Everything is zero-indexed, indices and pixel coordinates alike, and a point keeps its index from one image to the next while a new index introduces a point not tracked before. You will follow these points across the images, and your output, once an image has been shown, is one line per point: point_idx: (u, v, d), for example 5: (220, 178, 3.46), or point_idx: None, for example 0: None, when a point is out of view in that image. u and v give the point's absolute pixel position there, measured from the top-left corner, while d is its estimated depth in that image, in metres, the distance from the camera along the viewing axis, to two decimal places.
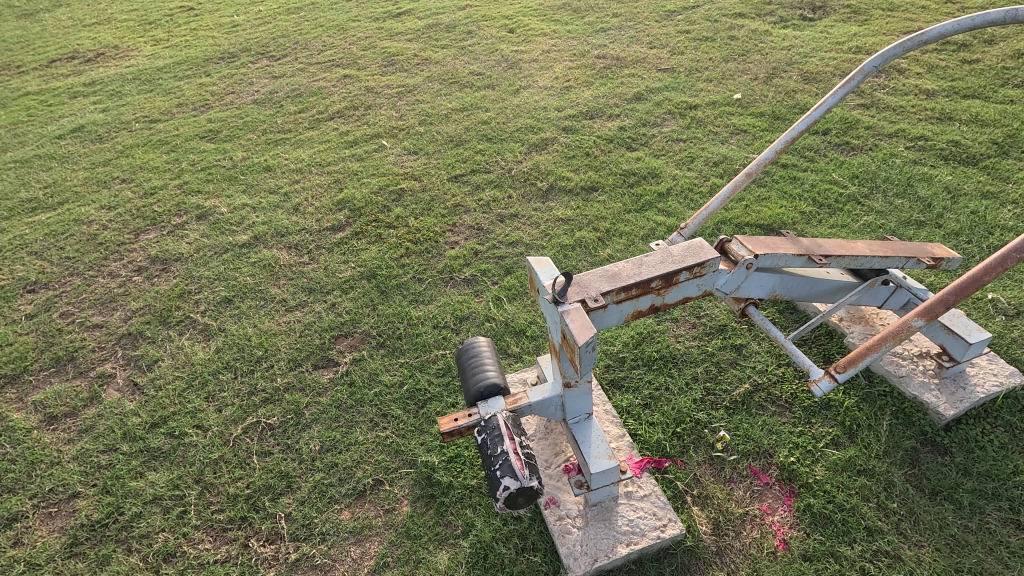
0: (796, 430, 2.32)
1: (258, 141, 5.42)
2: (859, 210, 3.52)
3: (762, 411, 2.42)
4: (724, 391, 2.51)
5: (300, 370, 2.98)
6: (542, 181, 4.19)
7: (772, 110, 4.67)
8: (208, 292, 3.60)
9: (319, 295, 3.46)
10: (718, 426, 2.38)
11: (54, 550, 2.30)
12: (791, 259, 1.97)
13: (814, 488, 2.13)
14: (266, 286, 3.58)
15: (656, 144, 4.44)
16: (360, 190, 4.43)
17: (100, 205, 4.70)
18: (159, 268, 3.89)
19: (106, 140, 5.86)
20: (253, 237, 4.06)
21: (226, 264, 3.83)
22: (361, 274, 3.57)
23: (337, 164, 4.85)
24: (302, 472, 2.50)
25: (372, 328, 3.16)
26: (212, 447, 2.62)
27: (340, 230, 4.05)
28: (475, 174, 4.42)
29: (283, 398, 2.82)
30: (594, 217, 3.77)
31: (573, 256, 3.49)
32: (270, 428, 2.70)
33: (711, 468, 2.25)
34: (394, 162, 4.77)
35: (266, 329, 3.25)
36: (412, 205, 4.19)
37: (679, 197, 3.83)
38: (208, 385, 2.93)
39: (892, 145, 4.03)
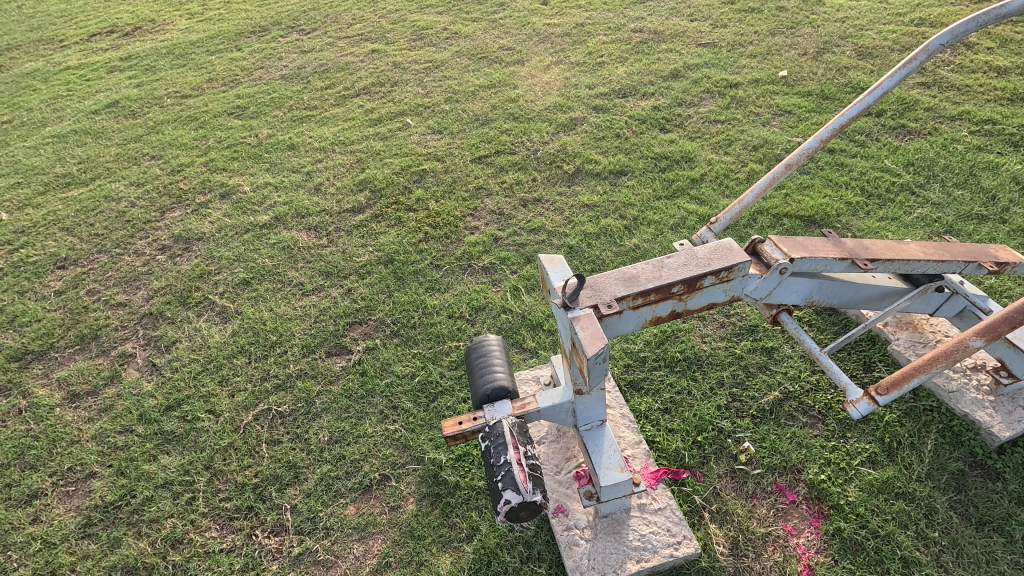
0: (828, 445, 2.15)
1: (283, 119, 5.38)
2: (913, 201, 3.22)
3: (792, 422, 2.26)
4: (751, 398, 2.35)
5: (313, 356, 2.94)
6: (568, 164, 4.01)
7: (821, 89, 4.32)
8: (227, 273, 3.59)
9: (336, 279, 3.41)
10: (743, 436, 2.22)
11: (69, 529, 2.34)
12: (832, 264, 1.77)
13: (846, 510, 1.96)
14: (284, 269, 3.55)
15: (691, 125, 4.18)
16: (382, 170, 4.34)
17: (129, 181, 4.75)
18: (182, 247, 3.91)
19: (139, 115, 5.92)
20: (274, 217, 4.03)
21: (246, 244, 3.81)
22: (378, 259, 3.50)
23: (361, 143, 4.77)
24: (310, 463, 2.48)
25: (387, 316, 3.09)
26: (223, 434, 2.61)
27: (360, 212, 3.98)
28: (498, 155, 4.27)
29: (295, 385, 2.80)
30: (622, 203, 3.57)
31: (597, 245, 3.31)
32: (281, 415, 2.68)
33: (733, 481, 2.10)
34: (418, 142, 4.65)
35: (281, 314, 3.23)
36: (433, 187, 4.08)
37: (713, 183, 3.60)
38: (222, 369, 2.93)
39: (954, 128, 3.68)
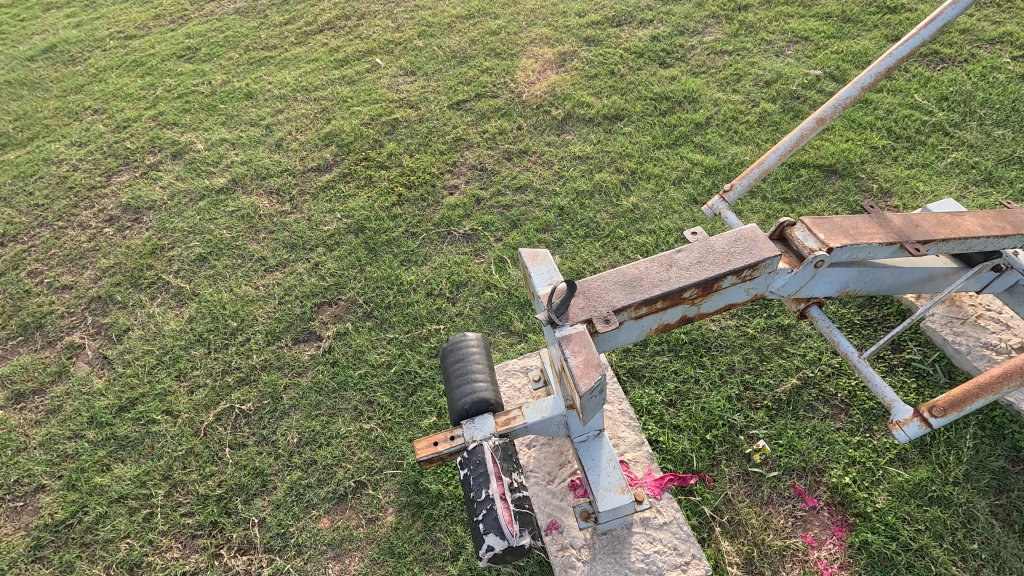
0: (853, 441, 1.92)
1: (239, 61, 4.82)
2: (948, 143, 2.83)
3: (812, 414, 2.01)
4: (766, 386, 2.09)
5: (278, 345, 2.66)
6: (557, 109, 3.56)
7: (842, 9, 3.79)
8: (182, 247, 3.24)
9: (301, 253, 3.07)
10: (757, 433, 1.98)
11: (18, 553, 2.13)
12: (876, 251, 1.44)
13: (873, 520, 1.75)
14: (244, 242, 3.20)
15: (695, 58, 3.70)
16: (350, 121, 3.89)
17: (71, 140, 4.27)
18: (131, 217, 3.52)
19: (79, 60, 5.31)
20: (231, 179, 3.62)
21: (201, 213, 3.43)
22: (347, 227, 3.14)
23: (325, 88, 4.26)
24: (278, 470, 2.25)
25: (358, 295, 2.78)
26: (182, 439, 2.37)
27: (326, 171, 3.57)
28: (479, 100, 3.80)
29: (259, 379, 2.54)
30: (617, 154, 3.16)
31: (591, 204, 2.94)
32: (245, 415, 2.43)
33: (745, 486, 1.88)
34: (388, 85, 4.15)
35: (242, 294, 2.91)
36: (407, 139, 3.65)
37: (720, 127, 3.17)
38: (179, 362, 2.65)
39: (994, 54, 3.23)
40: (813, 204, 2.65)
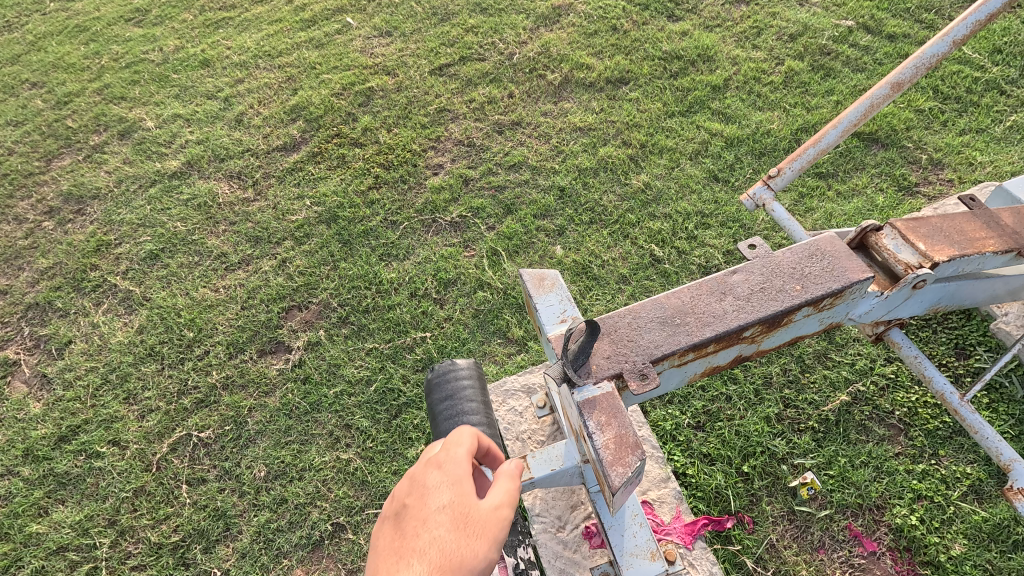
0: (916, 470, 1.62)
1: (194, 24, 4.30)
2: (1005, 103, 2.45)
3: (865, 436, 1.71)
4: (810, 403, 1.78)
5: (241, 358, 2.31)
6: (553, 72, 3.13)
7: None
8: (131, 243, 2.85)
9: (267, 247, 2.69)
10: (802, 462, 1.68)
11: None
12: (987, 261, 1.10)
13: (946, 570, 1.47)
14: (201, 235, 2.81)
15: (708, 9, 3.26)
16: (319, 91, 3.44)
17: (5, 119, 3.79)
18: (73, 208, 3.10)
19: (15, 27, 4.75)
20: (185, 162, 3.19)
21: (152, 202, 3.02)
22: (318, 216, 2.76)
23: (290, 53, 3.79)
24: (243, 510, 1.94)
25: (332, 297, 2.43)
26: (130, 475, 2.05)
27: (293, 149, 3.16)
28: (464, 63, 3.36)
29: (220, 400, 2.20)
30: (624, 124, 2.77)
31: (595, 183, 2.56)
32: (204, 444, 2.11)
33: (792, 528, 1.59)
34: (361, 49, 3.68)
35: (200, 298, 2.54)
36: (383, 110, 3.22)
37: (741, 90, 2.77)
38: (127, 381, 2.30)
39: None
40: (853, 180, 2.29)
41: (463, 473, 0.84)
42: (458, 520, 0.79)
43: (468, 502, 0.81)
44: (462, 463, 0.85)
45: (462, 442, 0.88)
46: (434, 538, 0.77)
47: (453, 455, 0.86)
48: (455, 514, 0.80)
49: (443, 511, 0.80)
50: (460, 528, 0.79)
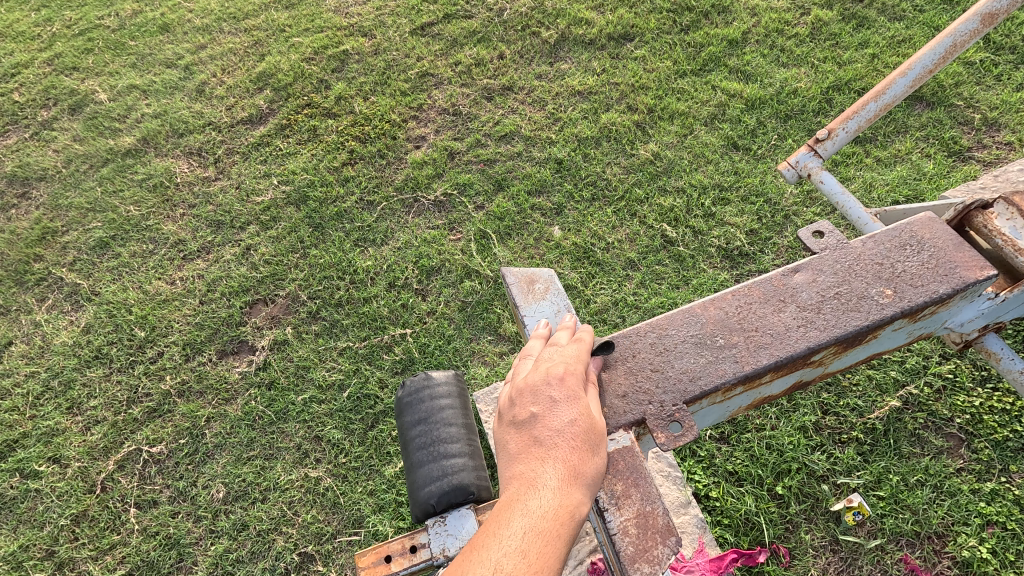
0: (983, 491, 1.36)
1: None
2: None
3: (921, 449, 1.45)
4: (853, 410, 1.51)
5: (199, 360, 2.04)
6: (549, 29, 2.79)
7: None
8: (80, 230, 2.56)
9: (229, 233, 2.40)
10: (847, 481, 1.42)
11: None
12: None
13: None
14: (157, 220, 2.52)
15: None
16: (289, 56, 3.10)
17: None
18: (18, 192, 2.80)
19: None
20: (141, 138, 2.88)
21: (104, 184, 2.72)
22: (286, 197, 2.46)
23: (258, 15, 3.43)
24: (199, 538, 1.70)
25: (301, 289, 2.15)
26: (72, 497, 1.80)
27: (260, 122, 2.84)
28: (449, 22, 3.01)
29: (175, 409, 1.94)
30: (629, 86, 2.44)
31: (597, 154, 2.25)
32: (156, 460, 1.85)
33: (836, 563, 1.34)
34: (336, 8, 3.32)
35: (154, 292, 2.27)
36: (360, 76, 2.89)
37: (761, 45, 2.44)
38: (72, 388, 2.05)
39: None
40: (894, 145, 1.98)
41: (565, 451, 0.68)
42: (569, 500, 0.65)
43: (575, 485, 0.66)
44: (563, 444, 0.68)
45: (562, 417, 0.71)
46: (543, 512, 0.63)
47: (551, 431, 0.70)
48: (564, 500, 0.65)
49: (549, 488, 0.65)
50: (569, 512, 0.65)
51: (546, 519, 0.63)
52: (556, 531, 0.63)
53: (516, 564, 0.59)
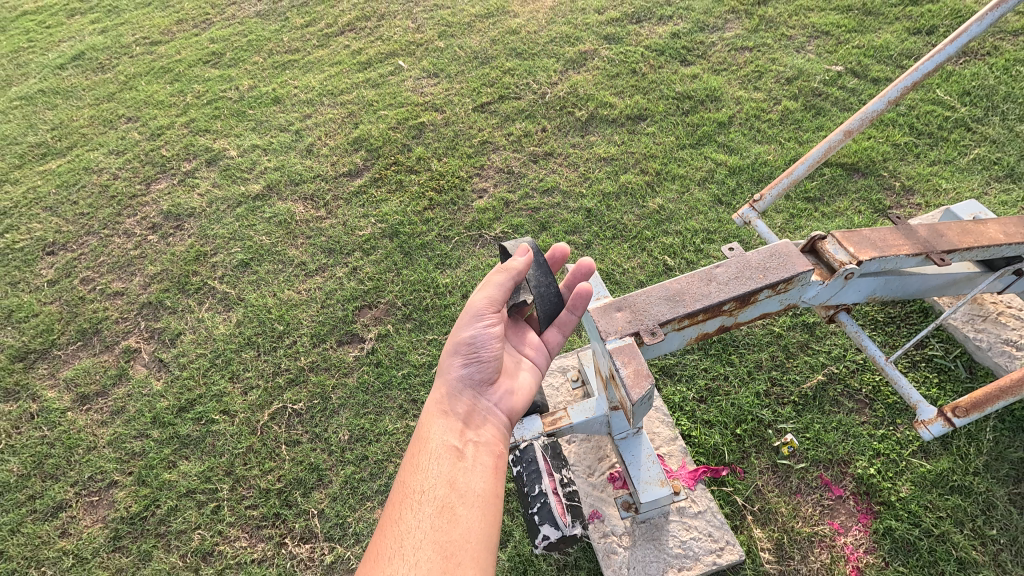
0: (877, 434, 2.03)
1: (264, 66, 4.95)
2: (970, 139, 2.85)
3: (837, 408, 2.12)
4: (792, 382, 2.20)
5: (324, 347, 2.81)
6: (581, 110, 3.64)
7: (863, 2, 3.80)
8: (225, 254, 3.39)
9: (339, 257, 3.21)
10: (785, 427, 2.10)
11: (99, 543, 2.34)
12: (903, 260, 1.53)
13: (897, 508, 1.87)
14: (283, 247, 3.35)
15: (716, 55, 3.75)
16: (377, 125, 4.00)
17: (108, 149, 4.43)
18: (173, 224, 3.68)
19: (108, 68, 5.46)
20: (266, 186, 3.76)
21: (240, 220, 3.58)
22: (382, 232, 3.28)
23: (351, 92, 4.38)
24: (332, 465, 2.41)
25: (397, 298, 2.92)
26: (240, 437, 2.54)
27: (357, 175, 3.70)
28: (503, 101, 3.89)
29: (308, 380, 2.69)
30: (642, 155, 3.24)
31: (617, 205, 3.03)
32: (297, 414, 2.59)
33: (774, 477, 2.00)
34: (413, 88, 4.25)
35: (286, 299, 3.06)
36: (434, 142, 3.76)
37: (742, 126, 3.24)
38: (231, 364, 2.82)
39: (1018, 46, 3.22)
40: (836, 203, 2.72)
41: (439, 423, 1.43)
42: (440, 443, 1.38)
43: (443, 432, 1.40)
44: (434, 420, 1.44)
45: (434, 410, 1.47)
46: (435, 453, 1.35)
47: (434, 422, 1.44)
48: (442, 441, 1.38)
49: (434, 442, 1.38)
50: (443, 445, 1.38)
51: (436, 452, 1.36)
52: (439, 455, 1.35)
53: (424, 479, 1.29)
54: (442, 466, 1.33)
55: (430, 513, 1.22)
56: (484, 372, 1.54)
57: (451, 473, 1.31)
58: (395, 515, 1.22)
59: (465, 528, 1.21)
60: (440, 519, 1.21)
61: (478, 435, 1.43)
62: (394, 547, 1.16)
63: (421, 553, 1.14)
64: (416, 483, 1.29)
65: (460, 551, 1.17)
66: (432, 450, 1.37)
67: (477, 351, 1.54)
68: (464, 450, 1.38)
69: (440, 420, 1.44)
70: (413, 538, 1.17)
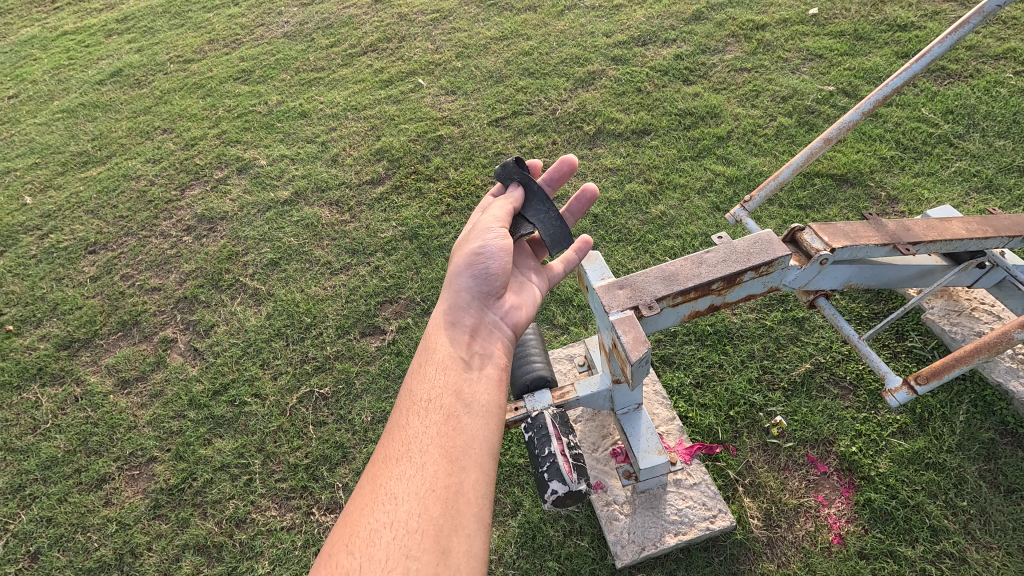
0: (859, 416, 2.21)
1: (291, 83, 5.26)
2: (952, 153, 3.06)
3: (824, 393, 2.30)
4: (782, 370, 2.38)
5: (348, 337, 3.02)
6: (589, 125, 3.90)
7: (855, 28, 4.06)
8: (255, 253, 3.64)
9: (362, 257, 3.44)
10: (774, 410, 2.28)
11: (141, 511, 2.54)
12: (874, 250, 1.74)
13: (876, 482, 2.04)
14: (310, 248, 3.59)
15: (716, 75, 4.01)
16: (398, 138, 4.27)
17: (145, 158, 4.73)
18: (207, 227, 3.94)
19: (144, 84, 5.80)
20: (294, 192, 4.02)
21: (270, 222, 3.83)
22: (402, 234, 3.51)
23: (373, 107, 4.66)
24: (356, 443, 2.61)
25: (416, 294, 3.14)
26: (271, 417, 2.75)
27: (379, 183, 3.95)
28: (516, 116, 4.16)
29: (334, 367, 2.90)
30: (646, 166, 3.48)
31: (622, 212, 3.25)
32: (323, 397, 2.80)
33: (764, 454, 2.18)
34: (432, 104, 4.53)
35: (313, 294, 3.29)
36: (451, 153, 4.02)
37: (740, 141, 3.47)
38: (262, 352, 3.04)
39: (998, 69, 3.45)
40: (826, 210, 2.93)
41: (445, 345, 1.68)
42: (446, 361, 1.63)
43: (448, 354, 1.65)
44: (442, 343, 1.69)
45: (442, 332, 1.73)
46: (440, 370, 1.60)
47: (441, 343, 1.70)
48: (448, 358, 1.64)
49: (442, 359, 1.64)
50: (450, 362, 1.63)
51: (442, 368, 1.61)
52: (445, 371, 1.60)
53: (430, 394, 1.53)
54: (447, 378, 1.57)
55: (436, 421, 1.45)
56: (488, 292, 1.85)
57: (455, 387, 1.55)
58: (405, 422, 1.45)
59: (466, 436, 1.43)
60: (445, 427, 1.44)
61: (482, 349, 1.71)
62: (404, 449, 1.39)
63: (427, 456, 1.36)
64: (424, 395, 1.53)
65: (461, 455, 1.39)
66: (440, 365, 1.62)
67: (484, 275, 1.85)
68: (467, 364, 1.63)
69: (448, 332, 1.72)
70: (420, 442, 1.40)
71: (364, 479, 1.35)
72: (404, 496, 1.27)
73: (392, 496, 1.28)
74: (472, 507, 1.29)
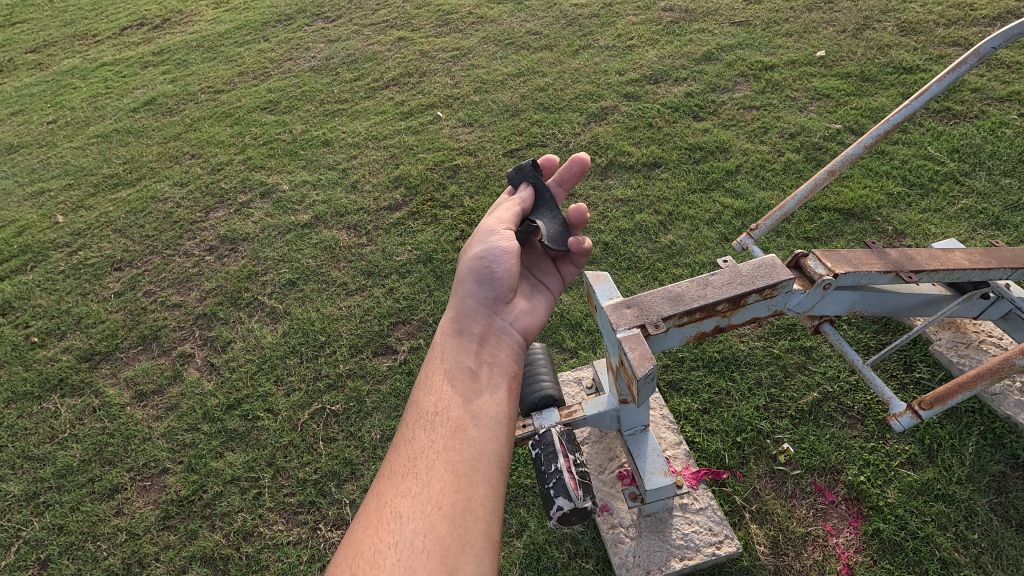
0: (868, 446, 2.20)
1: (316, 113, 5.49)
2: (958, 191, 3.12)
3: (831, 422, 2.30)
4: (790, 398, 2.39)
5: (360, 356, 3.08)
6: (601, 157, 4.01)
7: (861, 70, 4.18)
8: (273, 274, 3.74)
9: (377, 279, 3.53)
10: (782, 437, 2.28)
11: (150, 521, 2.57)
12: (876, 277, 1.79)
13: (885, 512, 2.02)
14: (327, 269, 3.69)
15: (726, 112, 4.13)
16: (416, 166, 4.42)
17: (173, 181, 4.92)
18: (228, 247, 4.07)
19: (176, 112, 6.08)
20: (313, 217, 4.16)
21: (289, 244, 3.95)
22: (417, 258, 3.61)
23: (393, 137, 4.84)
24: (364, 460, 2.64)
25: (428, 316, 3.21)
26: (282, 432, 2.80)
27: (397, 209, 4.08)
28: (531, 148, 4.30)
29: (345, 385, 2.95)
30: (656, 197, 3.56)
31: (632, 240, 3.33)
32: (334, 414, 2.84)
33: (772, 482, 2.18)
34: (449, 135, 4.70)
35: (328, 314, 3.37)
36: (467, 182, 4.15)
37: (748, 175, 3.56)
38: (276, 369, 3.10)
39: (1003, 111, 3.53)
40: (833, 243, 2.99)
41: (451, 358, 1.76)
42: (453, 372, 1.70)
43: (455, 367, 1.72)
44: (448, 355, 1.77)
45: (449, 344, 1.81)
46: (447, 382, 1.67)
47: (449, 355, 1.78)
48: (454, 369, 1.71)
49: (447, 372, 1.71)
50: (456, 373, 1.70)
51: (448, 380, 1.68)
52: (451, 382, 1.67)
53: (437, 406, 1.60)
54: (454, 391, 1.63)
55: (442, 434, 1.51)
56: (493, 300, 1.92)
57: (462, 400, 1.60)
58: (413, 438, 1.51)
59: (472, 452, 1.47)
60: (450, 440, 1.49)
61: (490, 359, 1.77)
62: (410, 464, 1.44)
63: (434, 472, 1.41)
64: (431, 407, 1.60)
65: (468, 471, 1.43)
66: (447, 377, 1.69)
67: (487, 283, 1.93)
68: (475, 375, 1.69)
69: (455, 343, 1.80)
70: (427, 457, 1.45)
71: (372, 495, 1.41)
72: (410, 515, 1.31)
73: (398, 516, 1.32)
74: (480, 523, 1.32)
